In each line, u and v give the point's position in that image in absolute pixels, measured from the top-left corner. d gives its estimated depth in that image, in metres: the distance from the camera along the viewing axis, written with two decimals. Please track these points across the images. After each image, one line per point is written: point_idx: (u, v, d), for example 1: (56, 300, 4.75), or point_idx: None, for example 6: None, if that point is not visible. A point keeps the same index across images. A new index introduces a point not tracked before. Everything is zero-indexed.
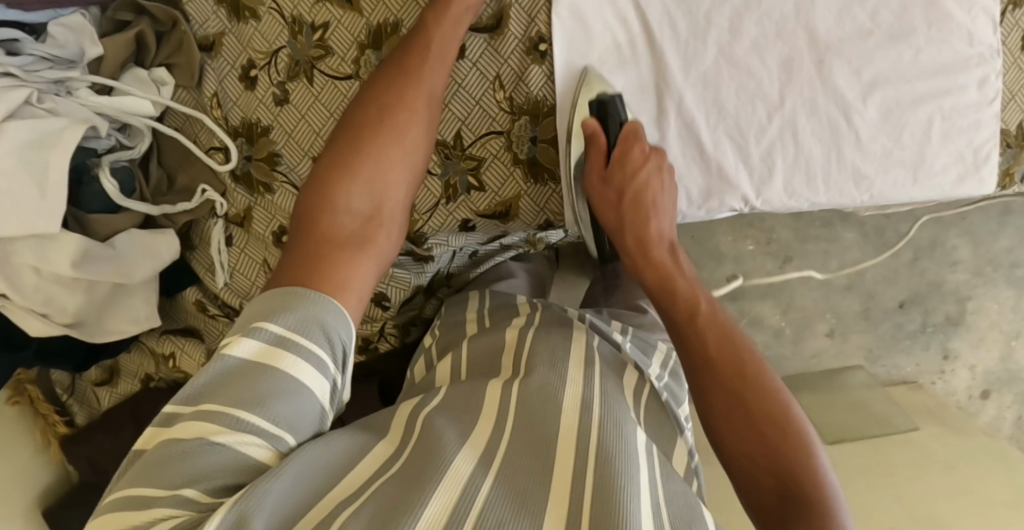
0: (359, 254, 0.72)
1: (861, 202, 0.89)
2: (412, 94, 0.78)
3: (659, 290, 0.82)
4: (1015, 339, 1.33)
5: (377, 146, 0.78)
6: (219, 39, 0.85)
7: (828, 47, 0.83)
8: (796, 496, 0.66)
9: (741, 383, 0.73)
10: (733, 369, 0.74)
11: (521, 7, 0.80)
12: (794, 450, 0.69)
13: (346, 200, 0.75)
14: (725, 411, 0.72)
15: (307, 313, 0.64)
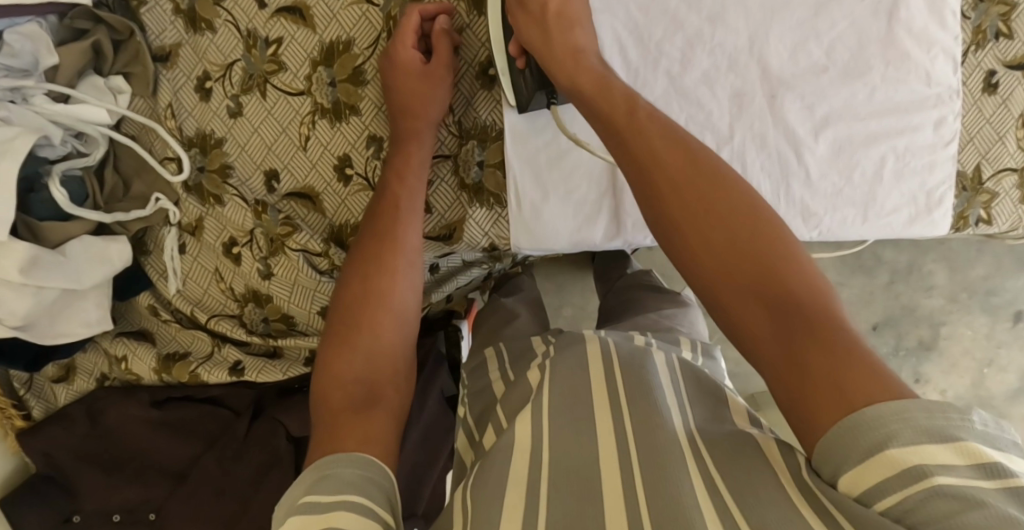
0: (378, 395, 0.66)
1: (813, 238, 0.88)
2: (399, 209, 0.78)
3: (635, 166, 0.64)
4: (986, 368, 1.29)
5: (378, 274, 0.74)
6: (175, 49, 0.86)
7: (780, 81, 0.84)
8: (833, 365, 0.50)
9: (711, 194, 0.60)
10: (703, 201, 0.60)
11: (471, 32, 0.82)
12: (778, 268, 0.56)
13: (354, 338, 0.70)
14: (710, 242, 0.58)
15: (350, 471, 0.57)
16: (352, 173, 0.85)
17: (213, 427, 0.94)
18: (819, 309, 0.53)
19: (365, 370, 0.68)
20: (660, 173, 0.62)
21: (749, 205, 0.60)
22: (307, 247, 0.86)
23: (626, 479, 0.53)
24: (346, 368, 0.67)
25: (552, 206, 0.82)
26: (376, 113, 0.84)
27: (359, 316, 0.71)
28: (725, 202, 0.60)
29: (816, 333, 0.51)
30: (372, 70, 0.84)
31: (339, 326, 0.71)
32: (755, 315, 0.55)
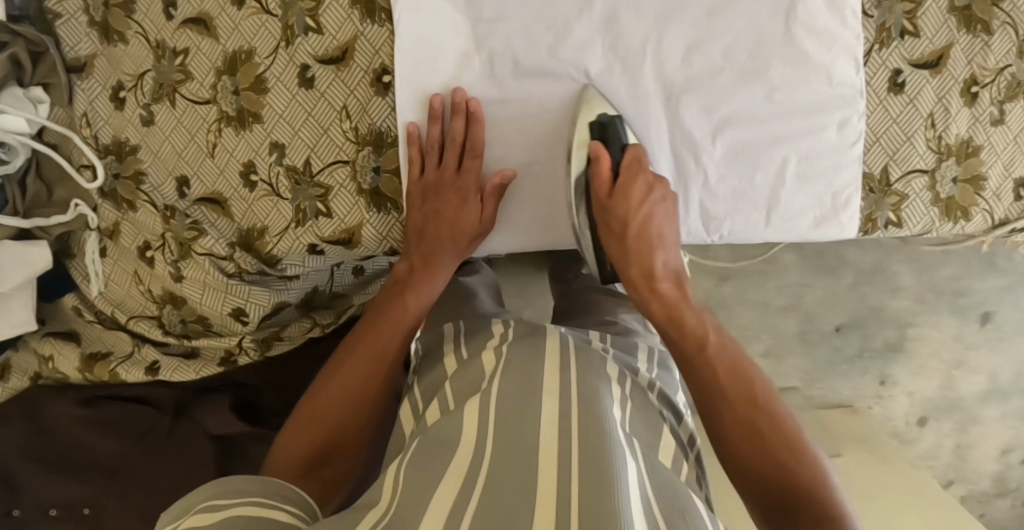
0: (329, 458, 0.81)
1: (716, 237, 0.89)
2: (408, 304, 0.87)
3: (669, 326, 0.82)
4: (953, 369, 1.53)
5: (361, 356, 0.85)
6: (90, 61, 0.89)
7: (675, 84, 0.84)
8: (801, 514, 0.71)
9: (770, 404, 0.77)
10: (725, 365, 0.79)
11: (365, 40, 0.84)
12: (793, 443, 0.74)
13: (325, 410, 0.82)
14: (733, 389, 0.77)
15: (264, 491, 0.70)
16: (257, 179, 0.88)
17: (140, 425, 0.95)
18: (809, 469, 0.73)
19: (334, 433, 0.81)
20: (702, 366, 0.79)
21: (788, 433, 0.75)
22: (213, 250, 0.89)
23: (562, 476, 0.59)
24: (314, 433, 0.81)
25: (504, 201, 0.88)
26: (278, 121, 0.87)
27: (327, 401, 0.83)
28: (755, 414, 0.76)
29: (800, 496, 0.72)
30: (273, 78, 0.86)
31: (317, 392, 0.83)
32: (758, 475, 0.74)
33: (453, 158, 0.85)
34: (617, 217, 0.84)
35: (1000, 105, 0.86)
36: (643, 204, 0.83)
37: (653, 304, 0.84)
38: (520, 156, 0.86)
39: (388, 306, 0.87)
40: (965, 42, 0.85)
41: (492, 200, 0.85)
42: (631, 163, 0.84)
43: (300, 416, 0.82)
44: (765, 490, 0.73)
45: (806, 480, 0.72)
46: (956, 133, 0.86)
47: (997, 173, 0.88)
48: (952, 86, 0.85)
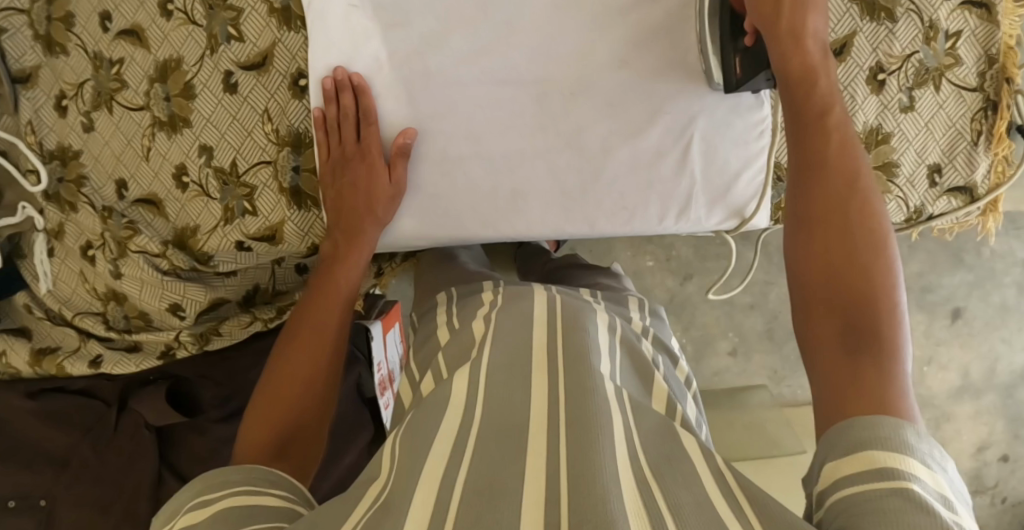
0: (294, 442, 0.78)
1: (623, 232, 0.90)
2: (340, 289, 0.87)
3: (798, 82, 0.74)
4: (924, 366, 1.54)
5: (306, 340, 0.84)
6: (35, 72, 0.95)
7: (579, 81, 0.86)
8: (865, 333, 0.61)
9: (841, 222, 0.67)
10: (844, 185, 0.68)
11: (284, 46, 0.89)
12: (862, 288, 0.63)
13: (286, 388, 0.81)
14: (835, 223, 0.67)
15: (243, 478, 0.67)
16: (188, 181, 0.92)
17: (86, 418, 0.99)
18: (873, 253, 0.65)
19: (296, 420, 0.79)
20: (824, 192, 0.68)
21: (855, 202, 0.67)
22: (146, 249, 0.94)
23: (551, 440, 0.63)
24: (277, 420, 0.78)
25: (445, 186, 0.89)
26: (205, 125, 0.91)
27: (283, 382, 0.82)
28: (844, 225, 0.67)
29: (870, 338, 0.60)
30: (200, 85, 0.91)
31: (275, 382, 0.82)
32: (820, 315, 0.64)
33: (351, 131, 0.87)
34: (776, 5, 0.74)
35: (909, 92, 0.87)
36: (806, 5, 0.75)
37: (801, 93, 0.73)
38: (448, 147, 0.88)
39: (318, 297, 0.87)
40: (869, 30, 0.86)
41: (400, 161, 0.86)
42: (797, 27, 0.74)
43: (263, 400, 0.80)
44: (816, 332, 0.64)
45: (876, 338, 0.60)
46: (864, 121, 0.88)
47: (909, 161, 0.89)
48: (858, 74, 0.87)
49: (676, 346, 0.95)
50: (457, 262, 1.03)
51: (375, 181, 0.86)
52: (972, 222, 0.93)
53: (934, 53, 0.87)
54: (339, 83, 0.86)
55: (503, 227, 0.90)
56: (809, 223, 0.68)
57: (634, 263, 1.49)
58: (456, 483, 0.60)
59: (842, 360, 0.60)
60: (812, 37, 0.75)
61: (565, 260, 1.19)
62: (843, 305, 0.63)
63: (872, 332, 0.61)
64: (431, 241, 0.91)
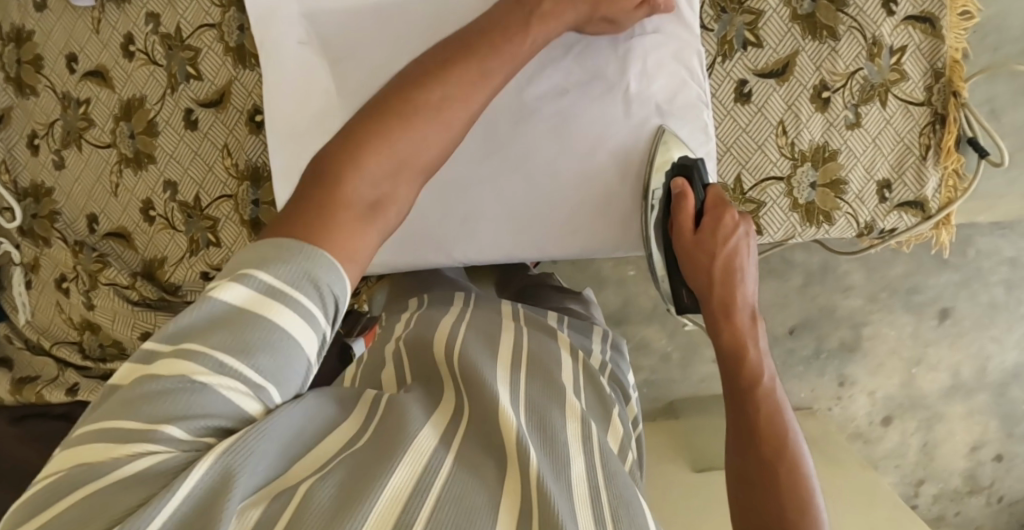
0: (395, 181, 0.60)
1: (573, 254, 0.92)
2: (427, 149, 0.62)
3: (725, 356, 0.77)
4: (913, 367, 1.53)
5: (372, 147, 0.60)
6: (8, 112, 0.99)
7: (523, 109, 0.88)
8: (784, 494, 0.66)
9: (756, 402, 0.73)
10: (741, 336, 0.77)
11: (240, 83, 0.92)
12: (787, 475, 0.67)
13: (382, 131, 0.60)
14: (755, 406, 0.72)
15: (294, 248, 0.53)
16: (154, 214, 0.96)
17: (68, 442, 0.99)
18: (792, 472, 0.67)
19: (344, 227, 0.56)
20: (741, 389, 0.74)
21: (777, 423, 0.70)
22: (116, 280, 0.97)
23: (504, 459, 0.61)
24: (336, 227, 0.56)
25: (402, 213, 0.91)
26: (168, 161, 0.95)
27: (345, 158, 0.59)
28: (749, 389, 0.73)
29: (770, 464, 0.68)
30: (163, 122, 0.94)
31: (352, 135, 0.60)
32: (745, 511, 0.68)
33: None
34: (704, 250, 0.81)
35: (855, 109, 0.87)
36: (728, 242, 0.81)
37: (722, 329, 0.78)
38: None
39: (410, 89, 0.64)
40: (811, 49, 0.86)
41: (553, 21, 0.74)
42: (711, 206, 0.84)
43: (341, 154, 0.59)
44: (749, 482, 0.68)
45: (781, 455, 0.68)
46: (809, 139, 0.88)
47: (858, 177, 0.89)
48: (801, 93, 0.87)
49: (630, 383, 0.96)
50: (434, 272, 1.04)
51: (494, 38, 0.69)
52: (927, 235, 0.93)
53: (879, 69, 0.87)
54: None
55: (458, 252, 0.92)
56: (759, 449, 0.69)
57: (617, 272, 1.49)
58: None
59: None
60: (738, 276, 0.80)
61: (538, 281, 1.21)
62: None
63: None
64: (390, 268, 0.94)
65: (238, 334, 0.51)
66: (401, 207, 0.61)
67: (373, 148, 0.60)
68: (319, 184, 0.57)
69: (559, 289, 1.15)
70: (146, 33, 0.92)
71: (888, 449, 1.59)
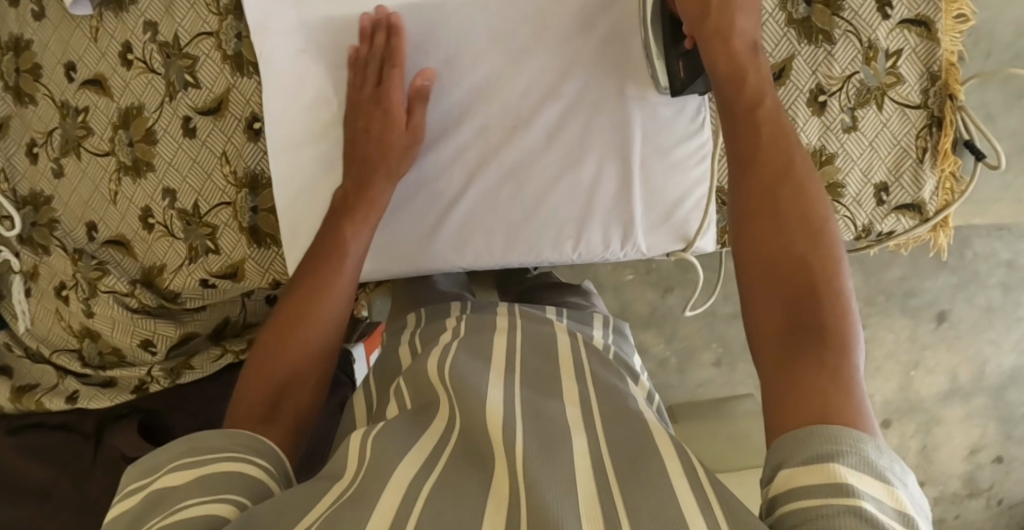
0: (288, 395, 0.75)
1: (571, 259, 0.92)
2: (298, 329, 0.78)
3: (728, 88, 0.73)
4: (911, 370, 1.52)
5: (291, 311, 0.80)
6: (7, 121, 0.99)
7: (520, 115, 0.88)
8: (805, 298, 0.60)
9: (781, 190, 0.65)
10: (770, 138, 0.68)
11: (238, 91, 0.92)
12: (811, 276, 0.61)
13: (318, 301, 0.80)
14: (773, 201, 0.65)
15: (225, 443, 0.67)
16: (153, 222, 0.96)
17: (65, 452, 1.03)
18: (821, 263, 0.61)
19: (283, 378, 0.76)
20: (762, 180, 0.66)
21: (801, 217, 0.64)
22: (115, 288, 0.97)
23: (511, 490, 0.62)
24: (264, 388, 0.75)
25: (400, 218, 0.90)
26: (167, 169, 0.95)
27: (295, 319, 0.79)
28: (768, 175, 0.66)
29: (796, 264, 0.62)
30: (161, 130, 0.94)
31: (262, 341, 0.79)
32: (772, 329, 0.60)
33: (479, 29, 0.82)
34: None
35: (851, 112, 0.88)
36: None
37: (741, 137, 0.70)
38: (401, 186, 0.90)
39: (310, 268, 0.83)
40: (807, 53, 0.87)
41: (418, 105, 0.86)
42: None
43: (280, 323, 0.79)
44: (760, 287, 0.63)
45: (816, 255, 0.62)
46: (807, 143, 0.88)
47: (855, 180, 0.89)
48: (799, 97, 0.87)
49: (638, 363, 0.97)
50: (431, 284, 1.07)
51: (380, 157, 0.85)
52: (924, 239, 0.93)
53: (875, 73, 0.87)
54: None
55: (459, 257, 0.91)
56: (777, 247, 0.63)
57: (614, 277, 1.50)
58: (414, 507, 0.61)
59: (783, 352, 0.59)
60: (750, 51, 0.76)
61: (535, 281, 1.23)
62: (795, 306, 0.60)
63: (826, 331, 0.58)
64: (389, 276, 0.93)
65: (202, 466, 0.65)
66: (297, 362, 0.77)
67: (313, 309, 0.80)
68: (238, 408, 0.73)
69: (557, 283, 1.18)
70: (145, 41, 0.93)
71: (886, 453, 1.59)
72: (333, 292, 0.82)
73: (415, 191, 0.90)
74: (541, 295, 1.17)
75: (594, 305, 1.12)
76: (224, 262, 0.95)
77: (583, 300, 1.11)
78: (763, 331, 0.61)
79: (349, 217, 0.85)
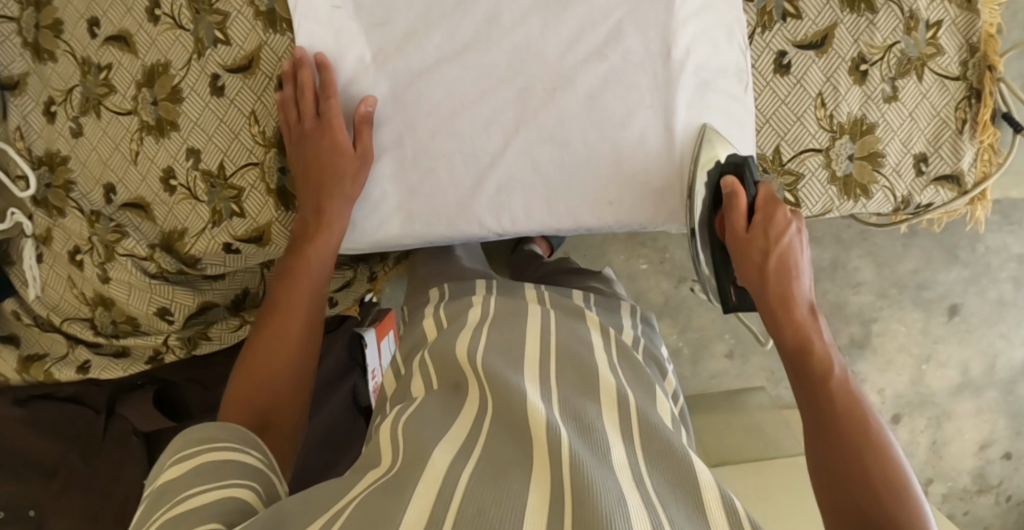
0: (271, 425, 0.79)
1: (607, 225, 0.91)
2: (279, 357, 0.83)
3: (790, 324, 0.80)
4: (923, 364, 1.50)
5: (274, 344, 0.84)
6: (24, 79, 0.95)
7: (559, 77, 0.86)
8: (880, 513, 0.65)
9: (858, 441, 0.70)
10: (846, 399, 0.73)
11: (270, 48, 0.90)
12: (891, 488, 0.66)
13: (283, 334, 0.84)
14: (836, 461, 0.70)
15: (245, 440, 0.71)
16: (176, 184, 0.93)
17: (76, 424, 1.00)
18: (880, 462, 0.68)
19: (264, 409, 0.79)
20: (833, 426, 0.72)
21: (871, 435, 0.70)
22: (134, 252, 0.94)
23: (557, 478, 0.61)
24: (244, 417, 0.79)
25: (439, 179, 0.89)
26: (193, 129, 0.92)
27: (268, 352, 0.83)
28: (838, 413, 0.72)
29: (860, 476, 0.68)
30: (188, 88, 0.91)
31: (248, 361, 0.83)
32: (840, 498, 0.68)
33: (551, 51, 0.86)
34: (756, 249, 0.83)
35: (892, 82, 0.87)
36: (782, 238, 0.83)
37: (787, 335, 0.79)
38: (441, 148, 0.89)
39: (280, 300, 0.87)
40: (850, 21, 0.86)
41: (363, 132, 0.87)
42: (761, 193, 0.86)
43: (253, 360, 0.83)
44: (830, 505, 0.68)
45: (891, 498, 0.66)
46: (848, 112, 0.88)
47: (895, 150, 0.89)
48: (840, 65, 0.87)
49: (665, 355, 0.94)
50: (455, 261, 1.02)
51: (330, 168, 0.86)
52: (961, 212, 0.93)
53: (915, 43, 0.87)
54: (727, 194, 0.85)
55: (496, 223, 0.90)
56: (844, 427, 0.71)
57: (627, 266, 1.49)
58: (453, 493, 0.60)
59: (854, 528, 0.66)
60: (790, 272, 0.82)
61: (556, 266, 1.19)
62: (849, 465, 0.69)
63: (866, 456, 0.69)
64: (425, 240, 0.92)
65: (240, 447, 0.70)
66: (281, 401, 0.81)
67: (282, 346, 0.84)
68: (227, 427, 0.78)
69: (579, 270, 1.14)
70: None
71: None
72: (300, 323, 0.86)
73: (453, 155, 0.89)
74: (562, 281, 1.14)
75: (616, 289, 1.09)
76: (250, 225, 0.93)
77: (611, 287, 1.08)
78: (829, 496, 0.69)
79: (310, 241, 0.87)
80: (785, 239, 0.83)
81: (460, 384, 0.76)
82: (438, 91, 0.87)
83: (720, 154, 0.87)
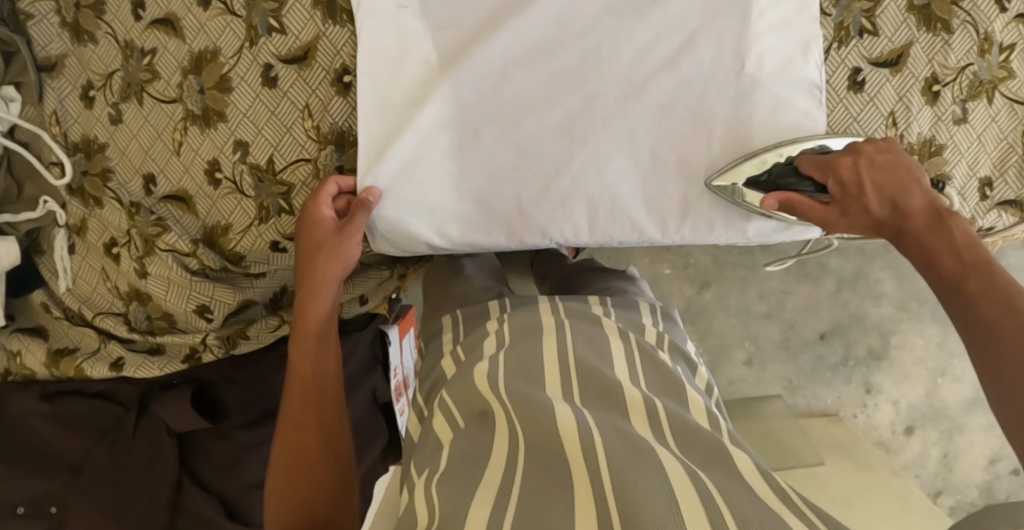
0: (326, 511, 0.78)
1: (671, 239, 0.89)
2: (306, 434, 0.81)
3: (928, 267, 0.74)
4: (940, 377, 1.48)
5: (292, 421, 0.81)
6: (60, 60, 0.91)
7: (630, 83, 0.84)
8: None
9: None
10: (991, 296, 0.68)
11: (327, 39, 0.85)
12: None
13: (304, 408, 0.82)
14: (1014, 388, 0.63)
15: None
16: (220, 177, 0.88)
17: (103, 421, 0.96)
18: None
19: (311, 498, 0.78)
20: (990, 337, 0.66)
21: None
22: (176, 247, 0.90)
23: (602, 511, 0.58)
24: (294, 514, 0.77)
25: (503, 186, 0.86)
26: (242, 120, 0.87)
27: (295, 433, 0.81)
28: (988, 323, 0.67)
29: None
30: (238, 78, 0.86)
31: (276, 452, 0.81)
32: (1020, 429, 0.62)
33: (622, 56, 0.83)
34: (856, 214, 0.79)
35: (962, 104, 0.86)
36: (858, 178, 0.79)
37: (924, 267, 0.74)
38: (509, 152, 0.86)
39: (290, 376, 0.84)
40: (925, 41, 0.85)
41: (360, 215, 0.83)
42: (817, 178, 0.81)
43: (280, 445, 0.80)
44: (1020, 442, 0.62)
45: None
46: (917, 132, 0.87)
47: (961, 173, 0.88)
48: (913, 85, 0.86)
49: (694, 352, 0.86)
50: (465, 277, 0.98)
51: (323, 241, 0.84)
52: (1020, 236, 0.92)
53: (987, 67, 0.85)
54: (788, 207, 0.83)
55: (560, 233, 0.88)
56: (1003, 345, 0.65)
57: (651, 270, 1.44)
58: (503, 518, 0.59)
59: None
60: (900, 198, 0.77)
61: (579, 264, 1.09)
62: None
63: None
64: (479, 248, 0.90)
65: None
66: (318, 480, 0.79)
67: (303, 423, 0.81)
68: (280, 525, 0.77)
69: (602, 267, 1.05)
70: None
71: (908, 460, 1.52)
72: (319, 389, 0.83)
73: (519, 163, 0.86)
74: (584, 280, 1.03)
75: (641, 289, 0.98)
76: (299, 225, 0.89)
77: (636, 286, 0.99)
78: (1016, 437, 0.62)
79: (309, 307, 0.84)
80: (894, 197, 0.77)
81: (483, 411, 0.71)
82: (506, 94, 0.84)
83: (739, 180, 0.85)
